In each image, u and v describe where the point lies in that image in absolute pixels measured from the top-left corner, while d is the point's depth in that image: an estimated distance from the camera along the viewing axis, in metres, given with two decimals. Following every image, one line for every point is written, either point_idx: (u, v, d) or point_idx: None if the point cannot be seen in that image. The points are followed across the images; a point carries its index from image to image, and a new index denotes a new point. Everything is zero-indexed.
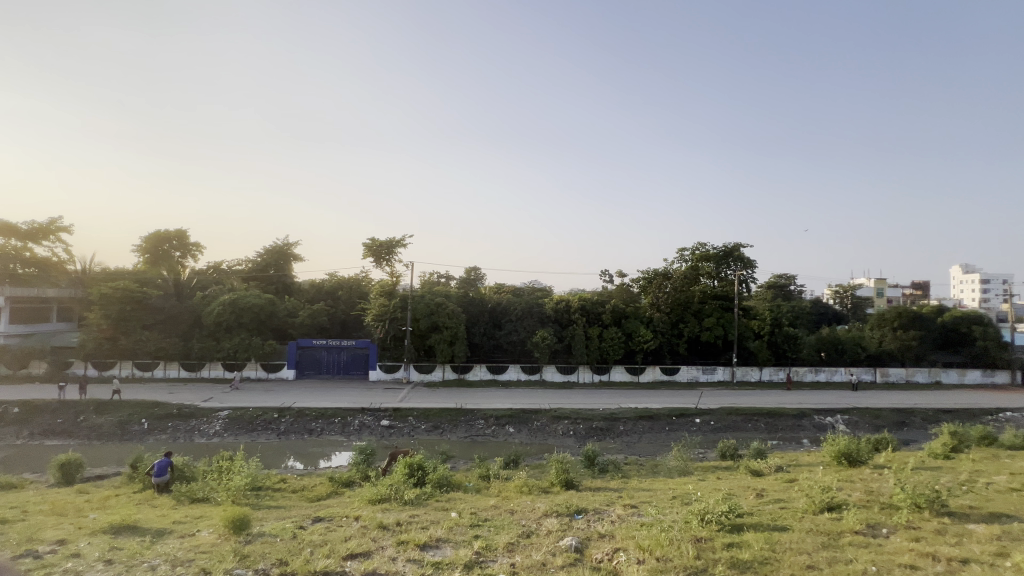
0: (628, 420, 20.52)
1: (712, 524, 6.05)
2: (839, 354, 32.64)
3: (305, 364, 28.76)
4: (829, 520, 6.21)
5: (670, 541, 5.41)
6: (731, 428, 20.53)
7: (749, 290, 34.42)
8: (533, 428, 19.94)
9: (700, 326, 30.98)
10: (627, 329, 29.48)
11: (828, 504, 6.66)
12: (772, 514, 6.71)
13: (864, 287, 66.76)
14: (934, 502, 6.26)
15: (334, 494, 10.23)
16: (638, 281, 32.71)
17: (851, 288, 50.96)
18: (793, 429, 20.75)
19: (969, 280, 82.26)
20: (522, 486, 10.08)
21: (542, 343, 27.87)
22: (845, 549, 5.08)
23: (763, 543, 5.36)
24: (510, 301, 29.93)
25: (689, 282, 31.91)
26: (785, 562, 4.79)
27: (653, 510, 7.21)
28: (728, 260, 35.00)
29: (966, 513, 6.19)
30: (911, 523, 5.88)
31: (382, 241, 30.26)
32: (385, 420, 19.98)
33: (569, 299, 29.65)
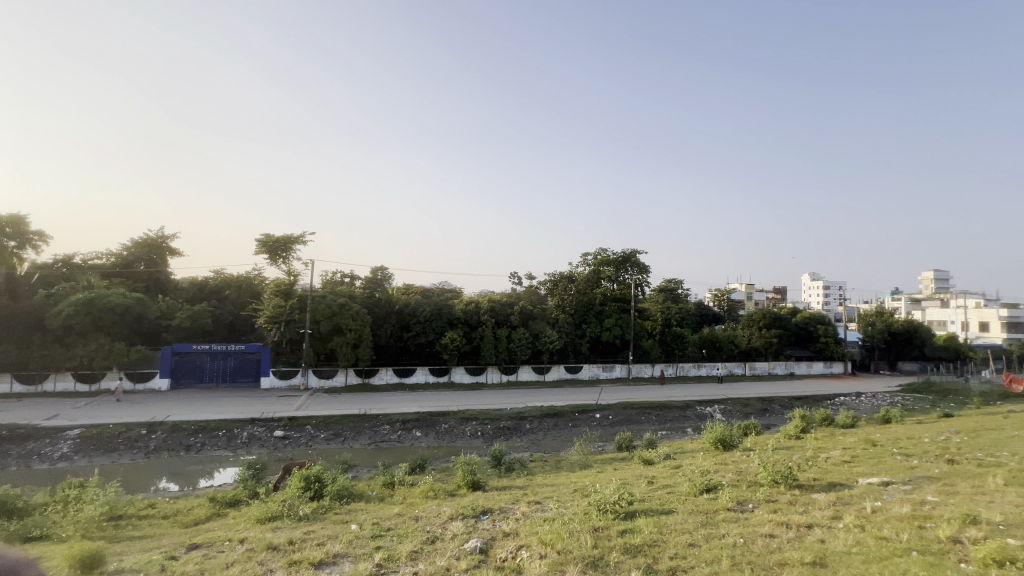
0: (534, 418, 21.12)
1: (608, 513, 6.42)
2: (716, 350, 36.66)
3: (182, 371, 25.59)
4: (707, 500, 6.92)
5: (569, 534, 5.66)
6: (628, 421, 22.05)
7: (644, 293, 37.36)
8: (440, 431, 19.68)
9: (601, 327, 32.83)
10: (535, 329, 30.21)
11: (706, 486, 7.43)
12: (661, 499, 7.32)
13: (737, 290, 75.74)
14: (788, 477, 7.29)
15: (215, 517, 9.14)
16: (545, 283, 34.05)
17: (727, 292, 57.54)
18: (680, 419, 22.86)
19: (815, 287, 97.18)
20: (427, 491, 9.87)
21: (450, 344, 27.61)
22: (719, 526, 5.67)
23: (652, 527, 5.80)
24: (419, 302, 29.27)
25: (592, 286, 33.88)
26: (670, 542, 5.22)
27: (556, 505, 7.48)
28: (625, 265, 38.02)
29: (811, 485, 7.30)
30: (770, 497, 6.77)
31: (278, 237, 27.89)
32: (279, 430, 18.40)
33: (478, 300, 29.62)
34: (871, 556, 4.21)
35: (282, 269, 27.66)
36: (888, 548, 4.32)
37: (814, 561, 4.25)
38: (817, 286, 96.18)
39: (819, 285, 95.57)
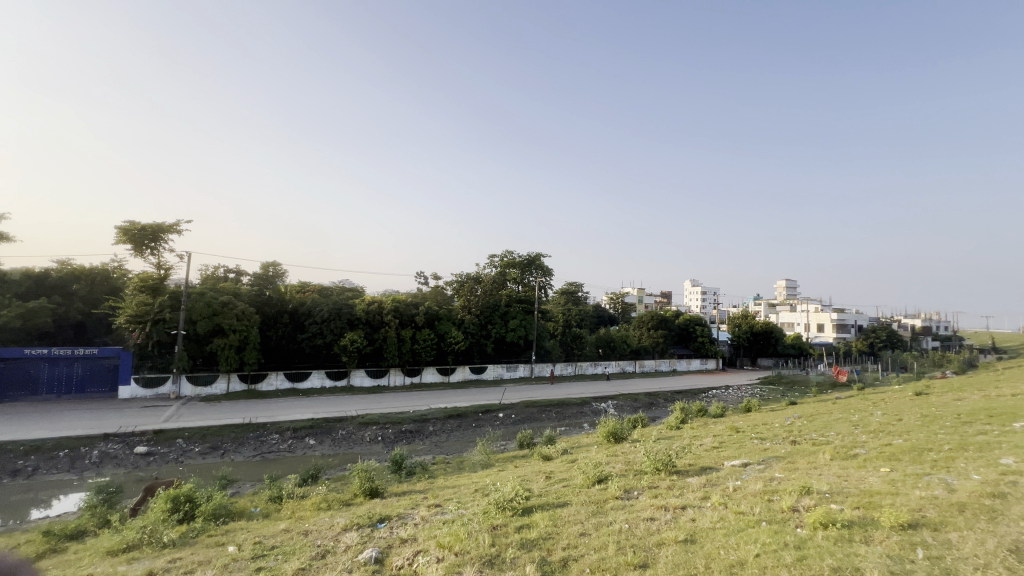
0: (437, 420, 20.87)
1: (507, 511, 6.55)
2: (611, 350, 39.27)
3: (8, 381, 21.15)
4: (598, 491, 7.38)
5: (468, 535, 5.68)
6: (529, 419, 22.72)
7: (548, 295, 38.76)
8: (336, 438, 18.59)
9: (506, 328, 33.16)
10: (440, 330, 29.73)
11: (598, 477, 7.92)
12: (557, 493, 7.66)
13: (630, 294, 81.80)
14: (667, 465, 8.05)
15: (50, 555, 7.66)
16: (451, 283, 33.74)
17: (621, 295, 61.94)
18: (577, 415, 24.12)
19: (694, 291, 108.66)
20: (319, 502, 9.25)
21: (350, 346, 26.08)
22: (607, 514, 6.08)
23: (547, 521, 6.04)
24: (316, 301, 27.26)
25: (498, 288, 34.26)
26: (563, 534, 5.47)
27: (456, 506, 7.47)
28: (530, 268, 39.18)
29: (687, 470, 8.12)
30: (653, 483, 7.41)
31: (144, 224, 24.21)
32: (141, 446, 16.03)
33: (381, 300, 28.36)
34: (730, 529, 4.80)
35: (150, 261, 24.12)
36: (744, 521, 4.95)
37: (686, 539, 4.74)
38: (696, 291, 107.39)
39: (698, 290, 106.87)
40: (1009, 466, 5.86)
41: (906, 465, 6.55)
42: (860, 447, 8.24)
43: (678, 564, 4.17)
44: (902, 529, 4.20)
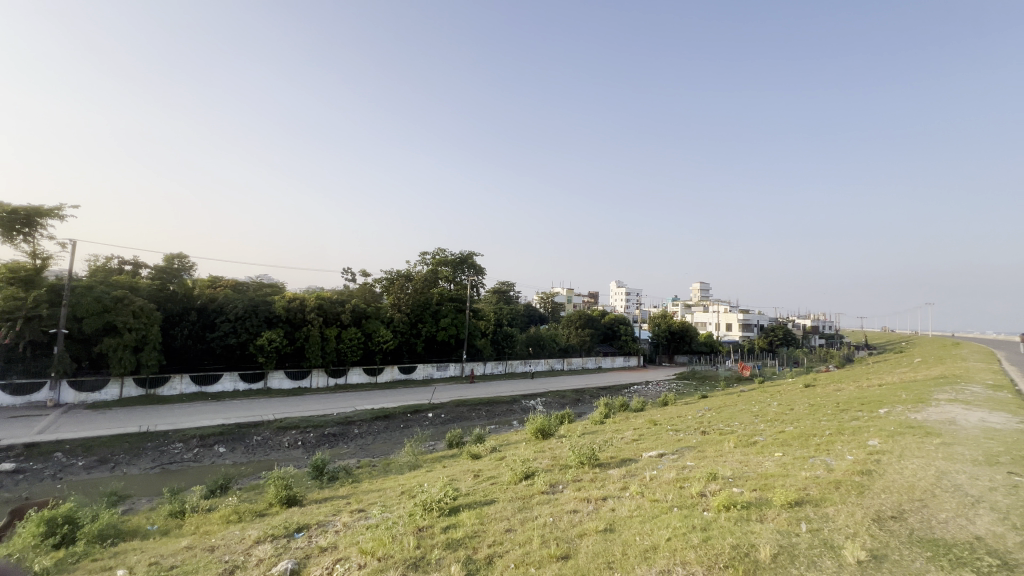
0: (363, 422, 20.14)
1: (433, 511, 6.48)
2: (541, 348, 40.13)
3: None
4: (525, 487, 7.53)
5: (392, 538, 5.55)
6: (459, 418, 22.61)
7: (479, 294, 38.75)
8: (250, 444, 17.31)
9: (437, 326, 32.69)
10: (368, 329, 28.67)
11: (525, 473, 8.07)
12: (485, 491, 7.71)
13: (559, 294, 84.05)
14: (590, 459, 8.40)
15: None
16: (380, 280, 32.56)
17: (552, 295, 63.51)
18: (507, 413, 24.39)
19: (619, 292, 114.03)
20: (229, 515, 8.56)
21: (267, 346, 24.32)
22: (533, 509, 6.22)
23: (474, 519, 6.06)
24: (229, 297, 25.09)
25: (429, 286, 33.63)
26: (489, 532, 5.52)
27: (381, 510, 7.25)
28: (462, 266, 38.92)
29: (608, 463, 8.52)
30: (577, 477, 7.68)
31: (15, 207, 20.93)
32: (7, 463, 13.87)
33: (304, 297, 26.76)
34: (646, 516, 5.10)
35: (23, 249, 20.89)
36: (658, 508, 5.30)
37: (605, 528, 4.97)
38: (621, 292, 112.69)
39: (623, 291, 112.21)
40: (875, 447, 6.79)
41: (795, 450, 7.35)
42: (758, 434, 9.12)
43: (597, 553, 4.35)
44: (789, 506, 4.73)
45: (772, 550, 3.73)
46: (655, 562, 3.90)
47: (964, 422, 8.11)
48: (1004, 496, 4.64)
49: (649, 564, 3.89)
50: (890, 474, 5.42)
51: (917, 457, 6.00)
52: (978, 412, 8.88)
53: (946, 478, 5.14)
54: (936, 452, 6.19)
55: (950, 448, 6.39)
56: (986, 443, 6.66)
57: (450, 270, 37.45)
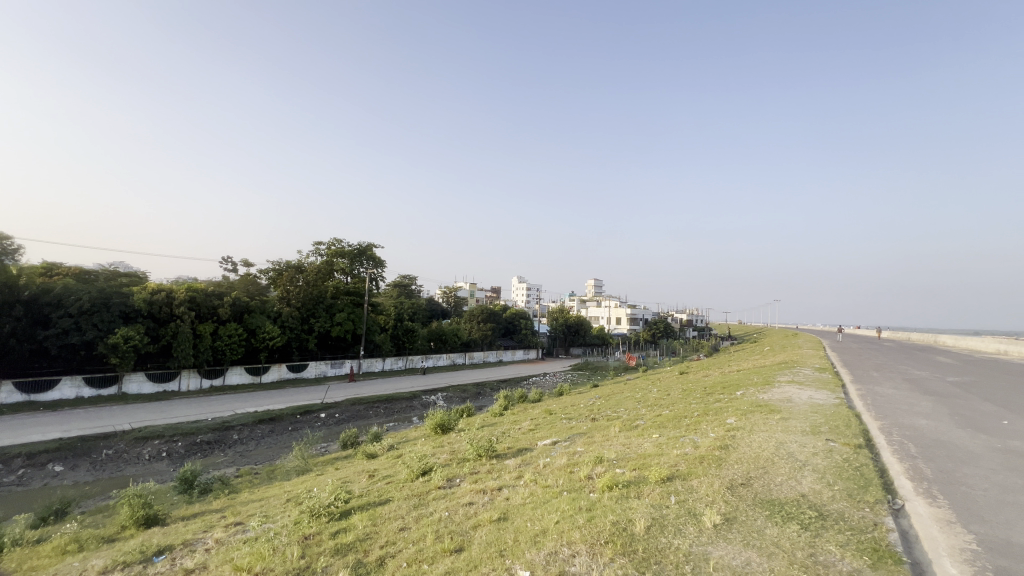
0: (244, 427, 18.32)
1: (322, 517, 6.12)
2: (443, 343, 39.74)
3: None
4: (421, 483, 7.43)
5: (274, 550, 5.15)
6: (355, 417, 21.58)
7: (379, 287, 37.15)
8: (98, 460, 14.82)
9: (331, 322, 30.75)
10: (250, 324, 26.01)
11: (422, 470, 7.96)
12: (380, 491, 7.46)
13: (462, 289, 83.91)
14: (488, 451, 8.56)
15: None
16: (266, 272, 29.73)
17: (455, 289, 63.21)
18: (406, 410, 23.85)
19: (521, 288, 117.16)
20: (67, 544, 7.24)
21: (123, 346, 20.88)
22: (429, 505, 6.17)
23: (366, 521, 5.84)
24: (71, 287, 20.95)
25: (323, 278, 31.46)
26: (382, 533, 5.36)
27: (262, 521, 6.67)
28: (360, 258, 36.59)
29: (504, 453, 8.74)
30: (474, 469, 7.78)
31: None
32: None
33: (171, 288, 23.37)
34: (538, 502, 5.31)
35: None
36: (549, 493, 5.57)
37: (499, 518, 5.09)
38: (522, 287, 115.85)
39: (524, 286, 115.44)
40: (731, 424, 7.83)
41: (669, 431, 8.19)
42: (640, 418, 10.01)
43: (490, 543, 4.44)
44: (663, 482, 5.25)
45: (646, 523, 4.11)
46: (543, 545, 4.08)
47: (798, 399, 9.69)
48: (822, 459, 5.65)
49: (539, 547, 4.06)
50: (742, 447, 6.29)
51: (763, 431, 7.03)
52: (808, 391, 10.68)
53: (783, 448, 6.09)
54: (776, 426, 7.33)
55: (787, 422, 7.59)
56: (812, 415, 8.05)
57: (347, 263, 35.31)
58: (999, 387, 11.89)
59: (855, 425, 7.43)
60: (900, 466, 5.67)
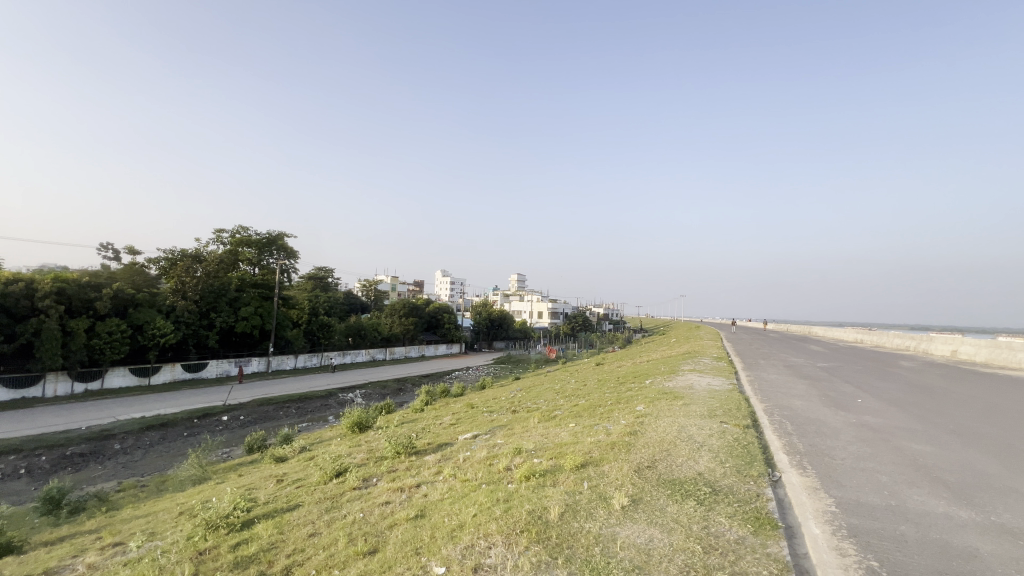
0: (128, 435, 16.27)
1: (220, 529, 5.61)
2: (361, 338, 38.21)
3: None
4: (335, 485, 7.09)
5: (159, 572, 4.63)
6: (262, 419, 20.06)
7: (291, 279, 34.68)
8: None
9: (236, 317, 28.20)
10: (136, 320, 23.07)
11: (336, 471, 7.59)
12: (288, 496, 7.00)
13: (383, 281, 81.08)
14: (407, 448, 8.38)
15: None
16: (157, 261, 26.48)
17: (375, 282, 61.06)
18: (321, 409, 22.64)
19: (443, 282, 115.65)
20: None
21: None
22: (342, 507, 5.90)
23: (272, 530, 5.46)
24: None
25: (225, 269, 28.70)
26: (289, 540, 5.04)
27: (146, 539, 5.96)
28: (269, 249, 33.64)
29: (424, 450, 8.61)
30: (392, 468, 7.57)
31: None
32: None
33: (32, 278, 19.92)
34: (456, 497, 5.30)
35: None
36: (467, 487, 5.58)
37: (416, 515, 5.00)
38: (446, 280, 114.62)
39: (447, 280, 114.26)
40: (640, 411, 8.38)
41: (585, 420, 8.57)
42: (558, 409, 10.36)
43: (406, 541, 4.35)
44: (576, 469, 5.48)
45: (560, 510, 4.26)
46: (460, 539, 4.08)
47: (698, 386, 10.60)
48: (716, 439, 6.23)
49: (456, 542, 4.05)
50: (649, 432, 6.75)
51: (667, 416, 7.60)
52: (706, 378, 11.76)
53: (684, 431, 6.62)
54: (679, 411, 7.96)
55: (688, 407, 8.28)
56: (709, 400, 8.85)
57: (254, 253, 32.44)
58: (856, 371, 13.94)
59: (744, 407, 8.30)
60: (779, 442, 6.42)
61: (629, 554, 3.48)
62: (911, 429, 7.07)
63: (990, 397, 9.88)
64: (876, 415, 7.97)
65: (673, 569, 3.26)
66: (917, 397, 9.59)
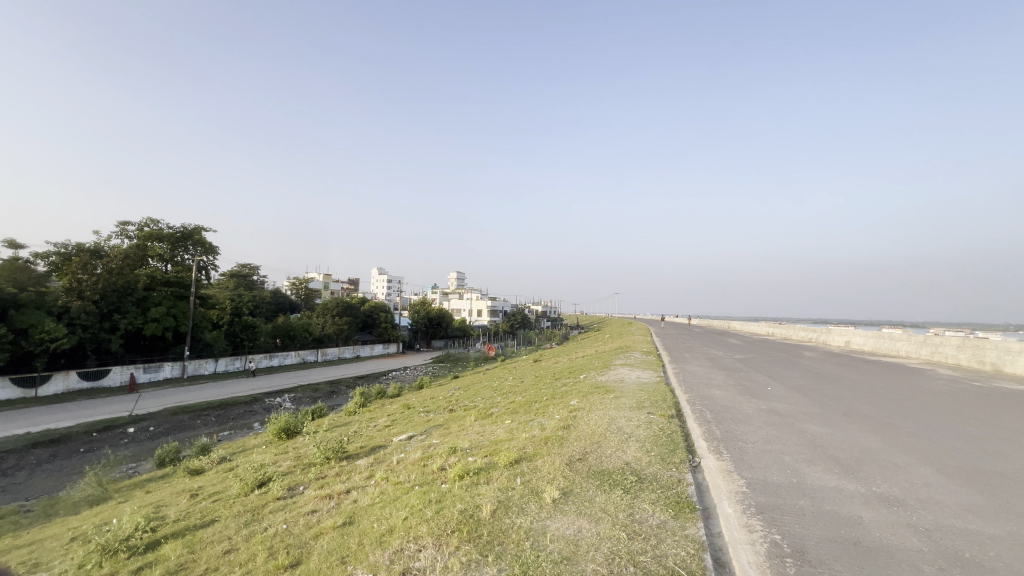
0: (9, 455, 14.27)
1: (118, 554, 5.06)
2: (290, 339, 36.15)
3: None
4: (257, 497, 6.64)
5: None
6: (176, 429, 18.38)
7: (209, 277, 31.94)
8: None
9: (144, 318, 25.59)
10: (20, 323, 20.24)
11: (259, 482, 7.11)
12: (203, 512, 6.47)
13: (315, 279, 77.43)
14: (337, 453, 8.03)
15: None
16: (46, 256, 23.38)
17: (305, 280, 57.97)
18: (245, 415, 21.17)
19: (380, 280, 112.22)
20: None
21: None
22: (264, 519, 5.54)
23: (182, 549, 5.02)
24: None
25: (132, 266, 25.94)
26: (201, 559, 4.66)
27: None
28: (184, 244, 30.80)
29: (356, 454, 8.30)
30: (321, 474, 7.22)
31: None
32: None
33: None
34: (387, 501, 5.15)
35: None
36: (400, 490, 5.44)
37: (344, 522, 4.80)
38: (383, 279, 111.29)
39: (384, 278, 110.90)
40: (574, 405, 8.60)
41: (520, 416, 8.66)
42: (494, 406, 10.41)
43: (332, 551, 4.16)
44: (511, 466, 5.51)
45: (492, 508, 4.26)
46: (389, 544, 3.96)
47: (629, 380, 11.07)
48: (644, 430, 6.53)
49: (384, 547, 3.93)
50: (581, 426, 6.94)
51: (599, 409, 7.88)
52: (636, 372, 12.32)
53: (614, 423, 6.89)
54: (610, 404, 8.27)
55: (619, 400, 8.63)
56: (638, 393, 9.27)
57: (167, 247, 29.58)
58: (767, 361, 15.23)
59: (669, 399, 8.78)
60: (700, 430, 6.85)
61: (557, 546, 3.54)
62: (811, 412, 7.83)
63: (875, 381, 11.18)
64: (782, 401, 8.75)
65: (599, 557, 3.36)
66: (817, 383, 10.66)
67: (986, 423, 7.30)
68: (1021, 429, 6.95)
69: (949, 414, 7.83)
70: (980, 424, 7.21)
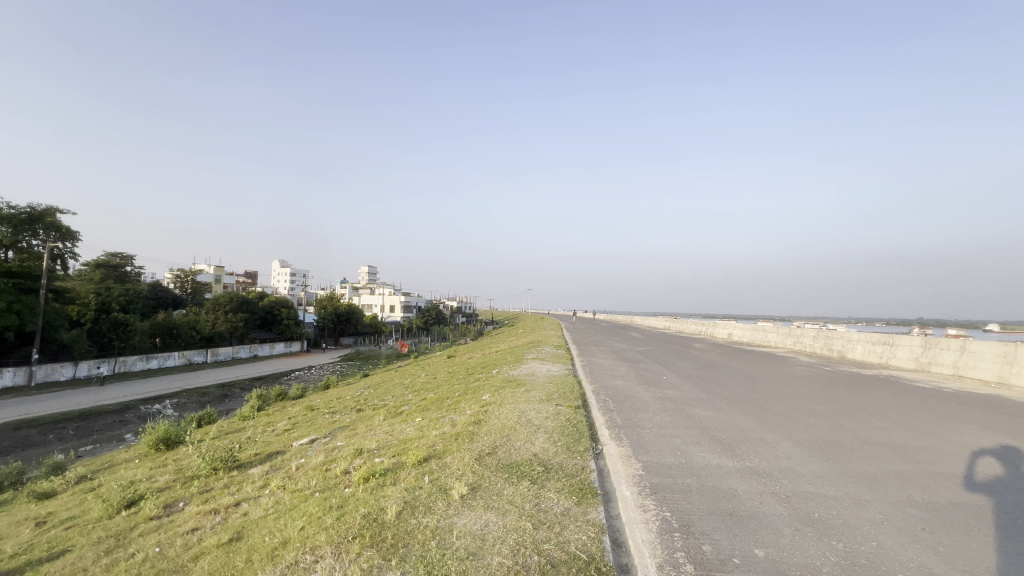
0: None
1: None
2: (173, 338, 32.15)
3: None
4: (125, 518, 5.80)
5: None
6: (20, 447, 15.49)
7: (66, 267, 27.23)
8: None
9: None
10: None
11: (127, 501, 6.22)
12: (50, 543, 5.50)
13: (205, 273, 69.92)
14: (227, 462, 7.28)
15: None
16: None
17: (193, 272, 52.00)
18: (113, 426, 18.43)
19: (282, 274, 104.33)
20: None
21: None
22: (131, 544, 4.85)
23: None
24: None
25: None
26: None
27: None
28: (32, 226, 25.85)
29: (250, 462, 7.60)
30: (205, 488, 6.49)
31: None
32: None
33: None
34: (283, 511, 4.77)
35: None
36: (297, 498, 5.07)
37: (230, 539, 4.36)
38: (286, 272, 103.62)
39: (286, 272, 103.28)
40: (486, 400, 8.65)
41: (432, 413, 8.51)
42: (405, 404, 10.11)
43: (214, 572, 3.77)
44: (419, 465, 5.37)
45: (397, 509, 4.13)
46: (282, 558, 3.66)
47: (539, 373, 11.39)
48: (551, 421, 6.75)
49: (276, 562, 3.63)
50: (492, 420, 6.98)
51: (510, 403, 7.99)
52: (546, 365, 12.70)
53: (524, 416, 7.04)
54: (520, 397, 8.43)
55: (529, 393, 8.82)
56: (548, 386, 9.57)
57: (8, 230, 24.64)
58: (663, 353, 16.62)
59: (576, 390, 9.16)
60: (603, 419, 7.23)
61: (464, 543, 3.52)
62: (698, 398, 8.64)
63: (750, 369, 12.68)
64: (675, 389, 9.55)
65: (505, 550, 3.39)
66: (705, 372, 11.80)
67: (834, 402, 8.57)
68: (859, 406, 8.26)
69: (806, 395, 9.10)
70: (829, 403, 8.47)
